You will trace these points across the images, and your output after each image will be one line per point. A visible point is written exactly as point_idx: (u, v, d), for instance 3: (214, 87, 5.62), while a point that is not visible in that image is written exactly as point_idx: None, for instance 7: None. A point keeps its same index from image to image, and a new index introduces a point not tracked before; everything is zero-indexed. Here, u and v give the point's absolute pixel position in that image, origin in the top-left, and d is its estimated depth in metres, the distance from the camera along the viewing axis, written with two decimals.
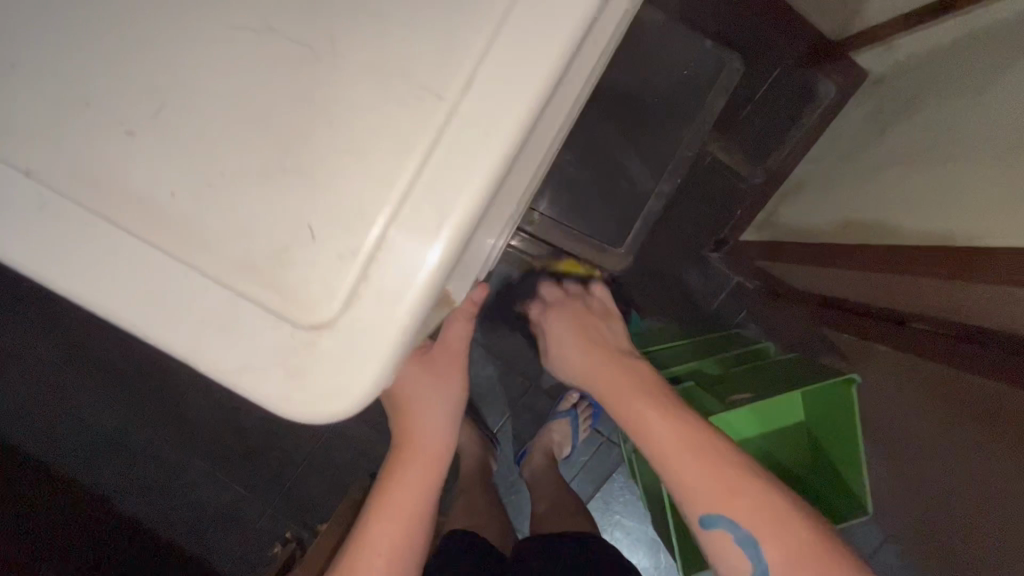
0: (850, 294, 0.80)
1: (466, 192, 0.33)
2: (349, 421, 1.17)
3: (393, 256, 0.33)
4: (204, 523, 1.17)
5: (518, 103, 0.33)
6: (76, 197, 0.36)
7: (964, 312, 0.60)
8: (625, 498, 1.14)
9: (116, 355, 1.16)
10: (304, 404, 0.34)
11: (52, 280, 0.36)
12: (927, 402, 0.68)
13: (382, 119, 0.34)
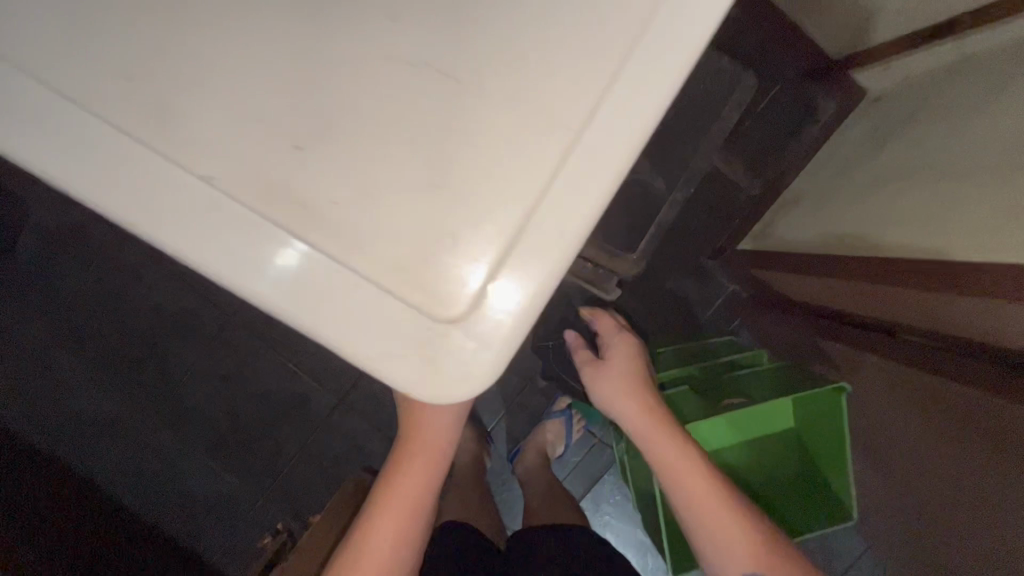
0: (842, 304, 0.81)
1: (597, 193, 0.35)
2: (345, 414, 1.17)
3: (531, 249, 0.35)
4: (195, 510, 1.17)
5: (650, 110, 0.35)
6: (199, 169, 0.35)
7: (953, 326, 0.62)
8: (615, 500, 1.16)
9: (115, 339, 1.16)
10: (440, 387, 0.35)
11: (164, 242, 0.35)
12: (916, 411, 0.70)
13: (525, 120, 0.35)
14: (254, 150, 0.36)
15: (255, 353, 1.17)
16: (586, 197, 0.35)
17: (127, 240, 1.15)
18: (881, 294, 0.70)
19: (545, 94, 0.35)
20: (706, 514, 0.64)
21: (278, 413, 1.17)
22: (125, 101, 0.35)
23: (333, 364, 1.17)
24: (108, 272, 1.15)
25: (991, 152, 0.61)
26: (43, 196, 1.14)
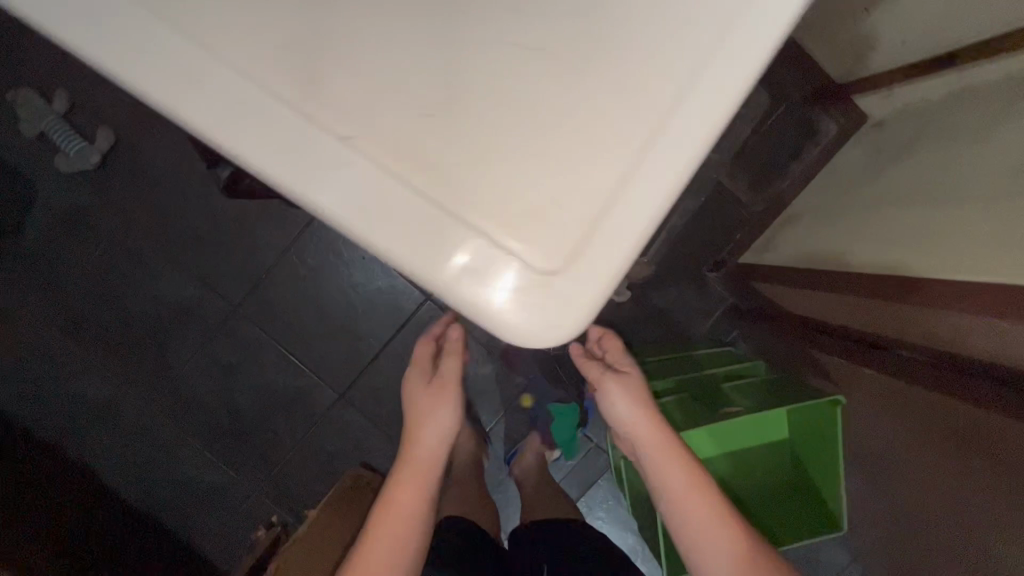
0: (844, 318, 0.84)
1: (693, 151, 0.36)
2: (345, 409, 1.18)
3: (630, 201, 0.36)
4: (189, 501, 1.17)
5: (746, 74, 0.36)
6: (312, 107, 0.37)
7: (954, 344, 0.64)
8: (608, 504, 1.18)
9: (115, 325, 1.15)
10: (539, 329, 0.36)
11: (277, 177, 0.36)
12: (910, 423, 0.73)
13: (626, 82, 0.38)
14: (361, 120, 0.37)
15: (257, 345, 1.17)
16: (687, 151, 0.36)
17: (132, 226, 1.14)
18: (893, 308, 0.72)
19: (648, 83, 0.38)
20: (706, 533, 0.66)
21: (278, 406, 1.17)
22: (245, 69, 0.37)
23: (336, 360, 1.17)
24: (112, 257, 1.14)
25: (983, 183, 0.64)
26: (49, 177, 1.13)
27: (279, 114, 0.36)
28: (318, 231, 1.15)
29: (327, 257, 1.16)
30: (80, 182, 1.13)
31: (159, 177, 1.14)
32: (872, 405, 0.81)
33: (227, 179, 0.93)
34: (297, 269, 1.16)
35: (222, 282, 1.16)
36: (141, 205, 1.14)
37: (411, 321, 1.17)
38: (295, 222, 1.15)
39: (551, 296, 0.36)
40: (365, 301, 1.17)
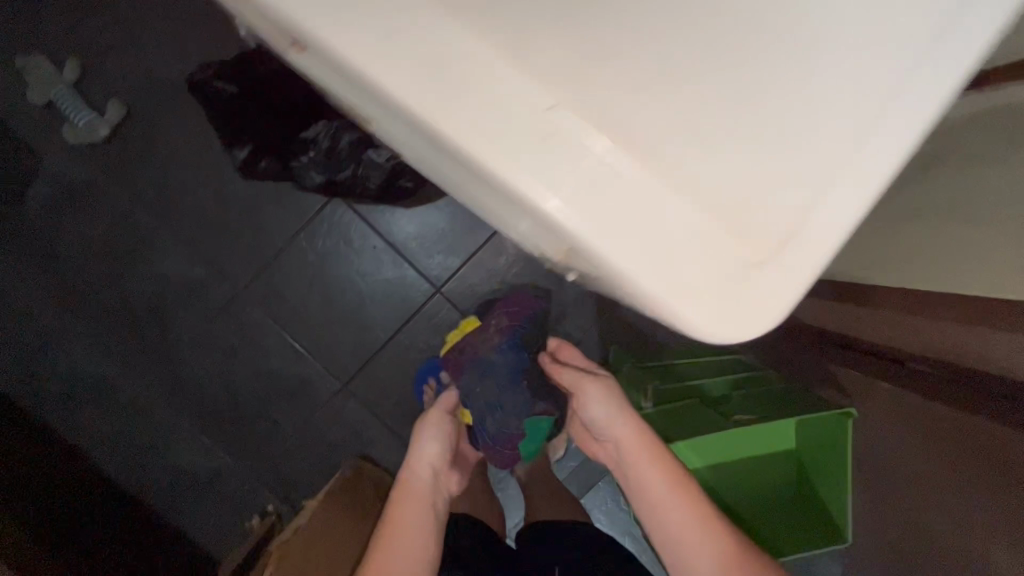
0: (858, 330, 0.84)
1: (914, 126, 0.32)
2: (347, 400, 1.16)
3: (835, 185, 0.33)
4: (182, 485, 1.15)
5: (985, 39, 0.31)
6: (495, 44, 0.31)
7: (962, 356, 0.65)
8: (607, 507, 1.17)
9: (116, 303, 1.12)
10: (739, 320, 0.32)
11: (450, 136, 0.29)
12: (925, 436, 0.73)
13: (858, 42, 0.32)
14: (532, 51, 0.31)
15: (261, 331, 1.14)
16: (910, 128, 0.32)
17: (139, 203, 1.12)
18: (900, 320, 0.74)
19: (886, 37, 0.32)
20: (688, 540, 0.63)
21: (279, 394, 1.15)
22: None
23: (341, 350, 1.15)
24: (117, 233, 1.12)
25: (976, 218, 0.61)
26: (55, 147, 1.10)
27: (458, 51, 0.30)
28: (329, 218, 1.13)
29: (338, 244, 1.14)
30: (86, 153, 1.10)
31: (170, 154, 1.11)
32: (885, 420, 0.82)
33: (245, 160, 0.91)
34: (306, 255, 1.14)
35: (228, 265, 1.13)
36: (149, 182, 1.11)
37: (419, 314, 1.15)
38: (307, 208, 1.13)
39: (741, 279, 0.33)
40: (373, 290, 1.14)
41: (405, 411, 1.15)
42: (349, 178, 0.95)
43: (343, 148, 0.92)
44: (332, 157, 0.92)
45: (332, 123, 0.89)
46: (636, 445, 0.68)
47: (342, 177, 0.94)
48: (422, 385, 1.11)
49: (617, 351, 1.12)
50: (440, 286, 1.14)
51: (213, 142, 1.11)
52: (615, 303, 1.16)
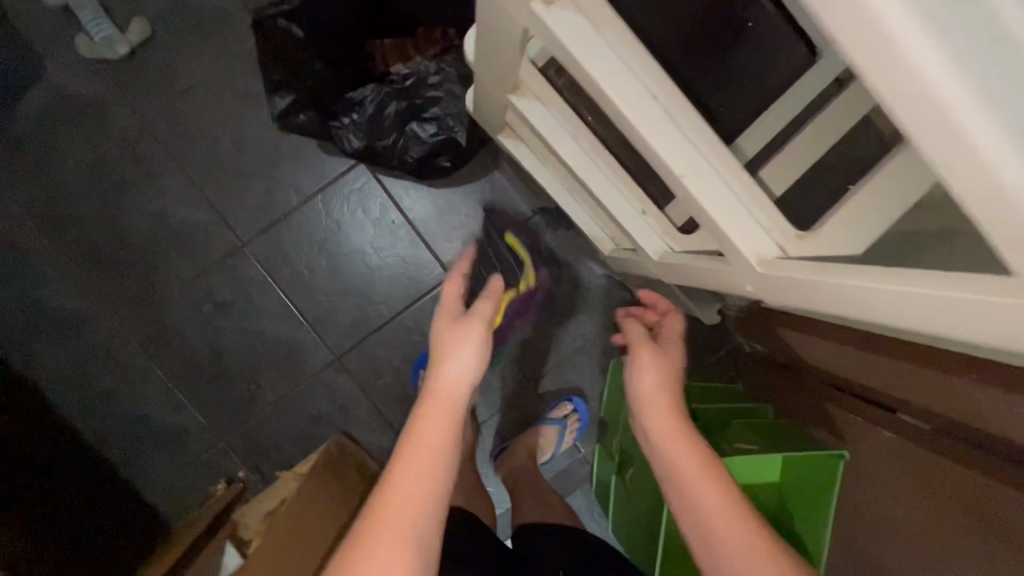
0: (851, 373, 0.86)
1: None
2: (338, 374, 1.11)
3: None
4: (144, 439, 1.09)
5: None
6: None
7: (963, 412, 0.65)
8: (588, 515, 1.19)
9: (107, 236, 1.06)
10: None
11: None
12: (908, 486, 0.75)
13: None
14: None
15: (257, 288, 1.08)
16: None
17: (148, 134, 1.05)
18: (896, 370, 0.75)
19: None
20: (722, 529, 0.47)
21: (265, 357, 1.10)
22: None
23: (339, 323, 1.10)
24: (119, 163, 1.05)
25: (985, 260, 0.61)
26: (66, 58, 1.03)
27: None
28: (349, 184, 1.08)
29: (354, 212, 1.08)
30: (94, 73, 1.03)
31: (189, 88, 1.04)
32: (872, 465, 0.83)
33: (284, 109, 0.86)
34: (320, 219, 1.08)
35: (233, 214, 1.07)
36: (162, 114, 1.04)
37: (425, 298, 1.10)
38: (327, 169, 1.07)
39: None
40: (383, 266, 1.10)
41: (396, 395, 1.11)
42: (389, 147, 0.90)
43: (388, 115, 0.88)
44: (375, 123, 0.88)
45: (381, 89, 0.87)
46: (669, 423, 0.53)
47: (381, 146, 0.90)
48: (420, 369, 1.08)
49: (615, 365, 1.11)
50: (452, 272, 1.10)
51: (237, 83, 1.04)
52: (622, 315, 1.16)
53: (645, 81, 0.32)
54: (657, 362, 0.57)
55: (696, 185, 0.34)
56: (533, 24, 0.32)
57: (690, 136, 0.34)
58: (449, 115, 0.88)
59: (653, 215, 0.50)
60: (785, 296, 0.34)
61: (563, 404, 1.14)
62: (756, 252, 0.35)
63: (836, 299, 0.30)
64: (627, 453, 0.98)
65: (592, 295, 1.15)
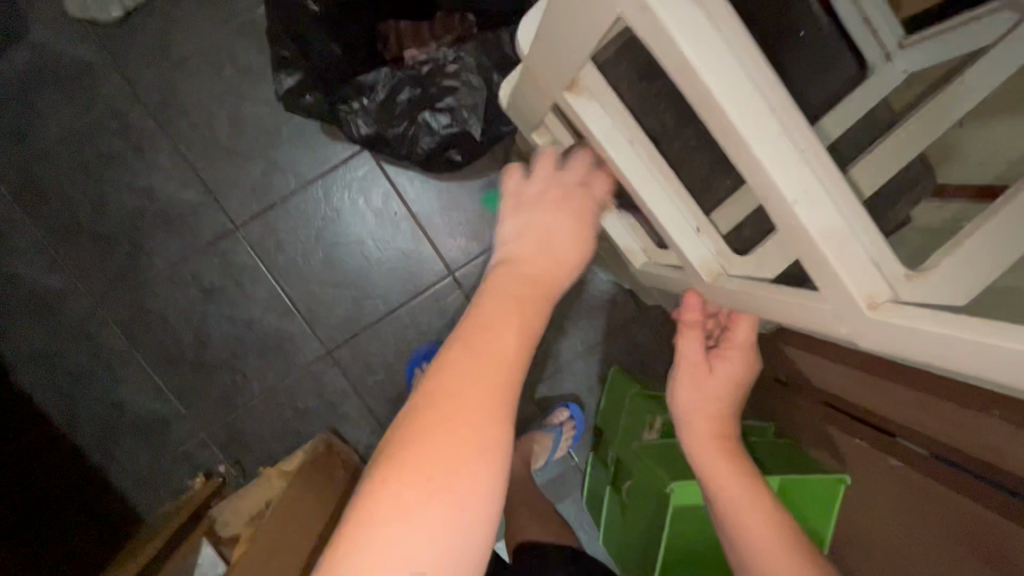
0: (842, 387, 0.79)
1: None
2: (329, 368, 1.06)
3: None
4: (118, 425, 1.04)
5: None
6: None
7: (991, 452, 0.56)
8: (579, 524, 1.17)
9: (88, 210, 1.00)
10: None
11: None
12: (911, 519, 0.69)
13: None
14: None
15: (248, 274, 1.03)
16: None
17: (139, 104, 0.99)
18: (898, 393, 0.66)
19: None
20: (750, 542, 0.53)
21: (253, 346, 1.04)
22: None
23: (333, 315, 1.05)
24: (104, 132, 0.99)
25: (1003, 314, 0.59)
26: (54, 17, 0.96)
27: None
28: (351, 171, 1.03)
29: (355, 201, 1.03)
30: (84, 34, 0.97)
31: (186, 58, 0.98)
32: (871, 493, 0.79)
33: (291, 88, 0.82)
34: (319, 206, 1.03)
35: (226, 194, 1.01)
36: (155, 84, 0.98)
37: (424, 294, 1.06)
38: (329, 154, 1.02)
39: None
40: (383, 259, 1.05)
41: (389, 393, 1.07)
42: (401, 135, 0.85)
43: (400, 102, 0.83)
44: (386, 110, 0.84)
45: (394, 74, 0.82)
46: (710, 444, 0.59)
47: (392, 134, 0.85)
48: (415, 368, 1.04)
49: (615, 373, 1.10)
50: (454, 270, 1.06)
51: (237, 56, 0.99)
52: (626, 324, 1.14)
53: (763, 92, 0.30)
54: (699, 383, 0.60)
55: (808, 210, 0.32)
56: (634, 13, 0.31)
57: (805, 157, 0.32)
58: (464, 106, 0.84)
59: (709, 231, 0.50)
60: (894, 344, 0.32)
61: (560, 411, 1.11)
62: (867, 294, 0.32)
63: (950, 351, 0.29)
64: (624, 467, 0.96)
65: (597, 302, 1.12)
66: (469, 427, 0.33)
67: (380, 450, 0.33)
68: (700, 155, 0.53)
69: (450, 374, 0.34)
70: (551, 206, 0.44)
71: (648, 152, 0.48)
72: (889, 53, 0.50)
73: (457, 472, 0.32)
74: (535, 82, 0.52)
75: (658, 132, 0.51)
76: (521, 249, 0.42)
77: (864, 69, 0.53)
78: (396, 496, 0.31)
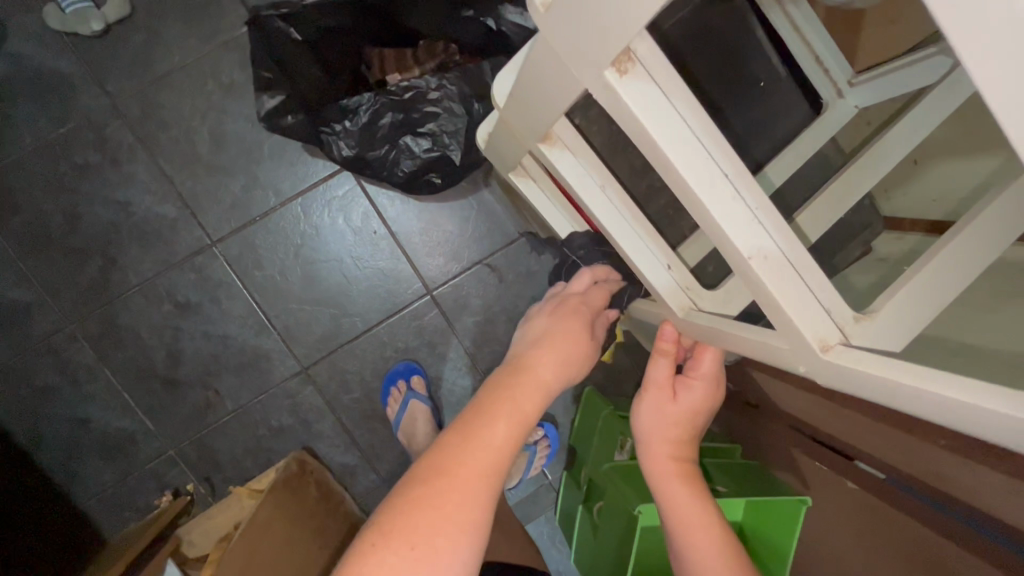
0: (802, 409, 0.83)
1: None
2: (304, 386, 1.06)
3: None
4: (84, 442, 1.02)
5: None
6: None
7: (930, 474, 0.59)
8: (551, 544, 1.18)
9: (60, 223, 0.99)
10: None
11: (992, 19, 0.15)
12: (864, 538, 0.72)
13: None
14: None
15: (225, 291, 1.03)
16: None
17: (117, 117, 0.98)
18: (857, 422, 0.68)
19: None
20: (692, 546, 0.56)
21: (228, 363, 1.04)
22: None
23: (309, 332, 1.05)
24: (81, 145, 0.98)
25: None
26: (35, 29, 0.95)
27: None
28: (331, 190, 1.03)
29: (335, 219, 1.04)
30: (64, 48, 0.96)
31: (167, 73, 0.98)
32: (831, 516, 0.80)
33: (273, 109, 0.83)
34: (298, 224, 1.03)
35: (204, 210, 1.01)
36: (135, 99, 0.98)
37: (401, 313, 1.07)
38: (310, 172, 1.02)
39: None
40: (361, 278, 1.05)
41: (363, 411, 1.07)
42: (381, 158, 0.87)
43: (382, 125, 0.84)
44: (368, 132, 0.84)
45: (378, 97, 0.82)
46: (669, 462, 0.62)
47: (373, 156, 0.87)
48: (391, 387, 1.05)
49: (590, 393, 1.11)
50: (432, 288, 1.07)
51: (220, 73, 0.99)
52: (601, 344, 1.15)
53: (717, 160, 0.33)
54: (665, 409, 0.62)
55: (764, 265, 0.35)
56: (603, 92, 0.33)
57: (758, 217, 0.34)
58: (445, 133, 0.85)
59: (677, 269, 0.53)
60: (843, 384, 0.35)
61: (534, 429, 1.12)
62: (819, 337, 0.36)
63: (889, 392, 0.32)
64: (597, 487, 0.97)
65: None
66: (460, 506, 0.38)
67: (379, 516, 0.38)
68: (662, 195, 0.55)
69: (451, 455, 0.40)
70: (568, 318, 0.55)
71: (621, 198, 0.51)
72: (842, 90, 0.54)
73: (445, 544, 0.37)
74: (508, 129, 0.55)
75: (626, 173, 0.54)
76: (539, 358, 0.50)
77: (818, 108, 0.56)
78: (393, 558, 0.36)
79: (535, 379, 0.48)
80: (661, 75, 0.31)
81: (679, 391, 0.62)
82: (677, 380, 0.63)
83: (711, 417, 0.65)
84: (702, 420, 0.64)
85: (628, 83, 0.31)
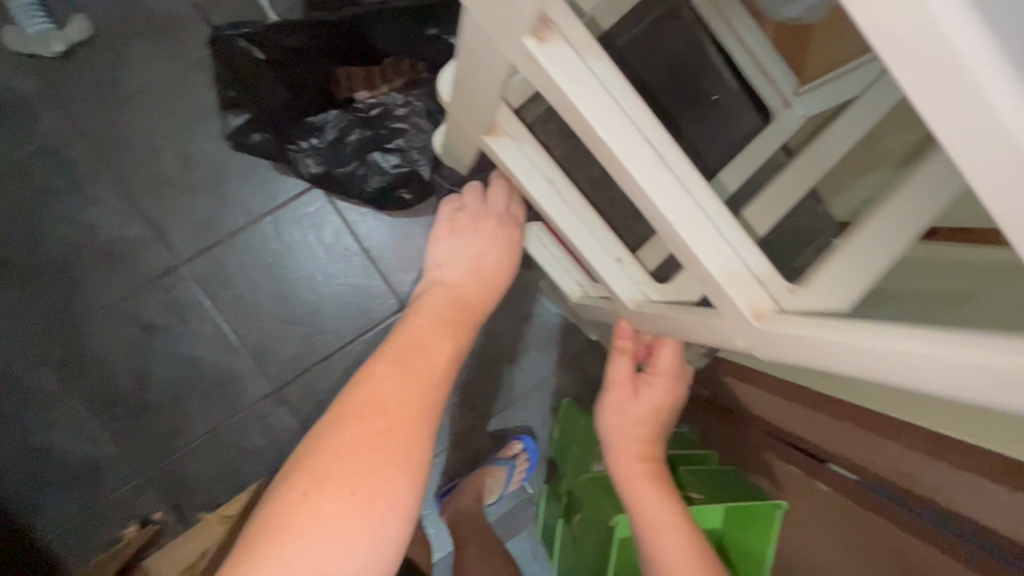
0: (773, 413, 0.84)
1: None
2: (276, 406, 1.04)
3: None
4: (45, 471, 0.98)
5: None
6: None
7: (895, 472, 0.60)
8: (532, 560, 1.16)
9: (19, 247, 0.96)
10: None
11: None
12: (830, 540, 0.71)
13: None
14: None
15: (193, 312, 1.01)
16: None
17: (79, 139, 0.97)
18: (827, 423, 0.69)
19: None
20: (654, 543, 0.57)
21: (196, 386, 1.01)
22: None
23: (281, 351, 1.03)
24: (40, 166, 0.96)
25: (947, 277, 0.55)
26: None
27: None
28: (303, 207, 1.03)
29: (306, 236, 1.03)
30: (22, 70, 0.95)
31: (131, 94, 0.97)
32: (803, 518, 0.79)
33: (239, 127, 0.86)
34: (268, 241, 1.02)
35: (171, 231, 1.00)
36: (98, 120, 0.97)
37: (376, 329, 1.06)
38: (280, 190, 1.02)
39: None
40: (333, 294, 1.04)
41: None
42: (349, 174, 0.87)
43: (349, 142, 0.85)
44: (335, 150, 0.85)
45: (345, 115, 0.84)
46: (632, 462, 0.63)
47: (341, 172, 0.87)
48: None
49: (567, 404, 1.10)
50: (406, 304, 1.06)
51: (187, 92, 0.98)
52: (577, 355, 1.16)
53: (642, 129, 0.36)
54: (625, 406, 0.64)
55: (689, 233, 0.37)
56: (523, 61, 0.35)
57: (682, 185, 0.37)
58: (414, 148, 0.86)
59: (630, 263, 0.54)
60: (779, 350, 0.35)
61: (512, 443, 1.12)
62: (751, 306, 0.36)
63: (819, 356, 0.31)
64: (575, 498, 0.96)
65: (548, 335, 1.15)
66: (401, 435, 0.40)
67: (319, 442, 0.39)
68: (622, 207, 0.57)
69: (392, 388, 0.41)
70: (480, 234, 0.58)
71: (567, 189, 0.53)
72: (787, 99, 0.55)
73: (389, 467, 0.38)
74: (461, 132, 0.58)
75: (587, 185, 0.55)
76: (460, 281, 0.54)
77: (768, 118, 0.57)
78: (330, 506, 0.36)
79: (457, 302, 0.52)
80: (581, 44, 0.33)
81: (639, 387, 0.64)
82: (638, 378, 0.64)
83: (674, 415, 0.67)
84: (664, 415, 0.65)
85: (546, 51, 0.33)
